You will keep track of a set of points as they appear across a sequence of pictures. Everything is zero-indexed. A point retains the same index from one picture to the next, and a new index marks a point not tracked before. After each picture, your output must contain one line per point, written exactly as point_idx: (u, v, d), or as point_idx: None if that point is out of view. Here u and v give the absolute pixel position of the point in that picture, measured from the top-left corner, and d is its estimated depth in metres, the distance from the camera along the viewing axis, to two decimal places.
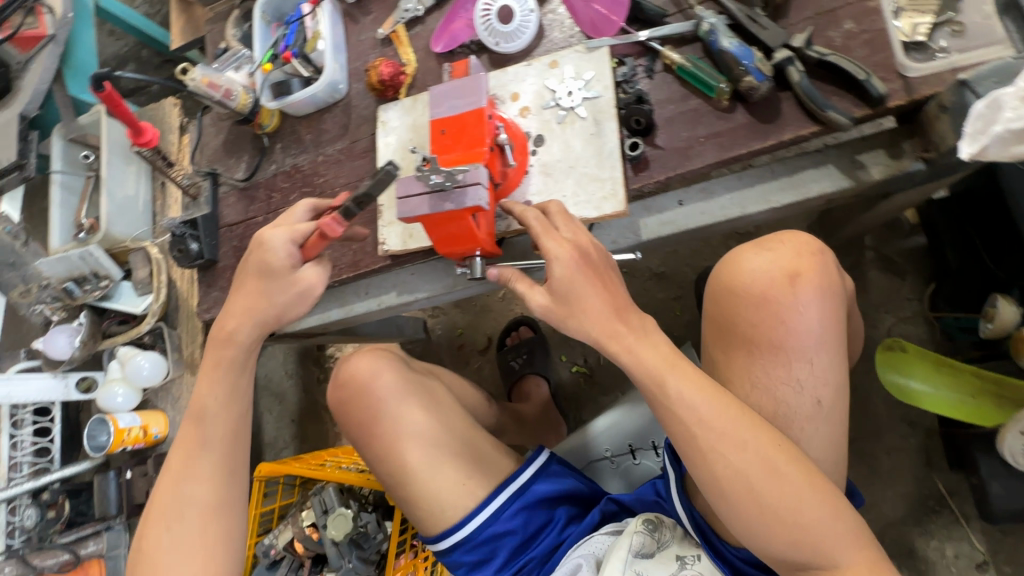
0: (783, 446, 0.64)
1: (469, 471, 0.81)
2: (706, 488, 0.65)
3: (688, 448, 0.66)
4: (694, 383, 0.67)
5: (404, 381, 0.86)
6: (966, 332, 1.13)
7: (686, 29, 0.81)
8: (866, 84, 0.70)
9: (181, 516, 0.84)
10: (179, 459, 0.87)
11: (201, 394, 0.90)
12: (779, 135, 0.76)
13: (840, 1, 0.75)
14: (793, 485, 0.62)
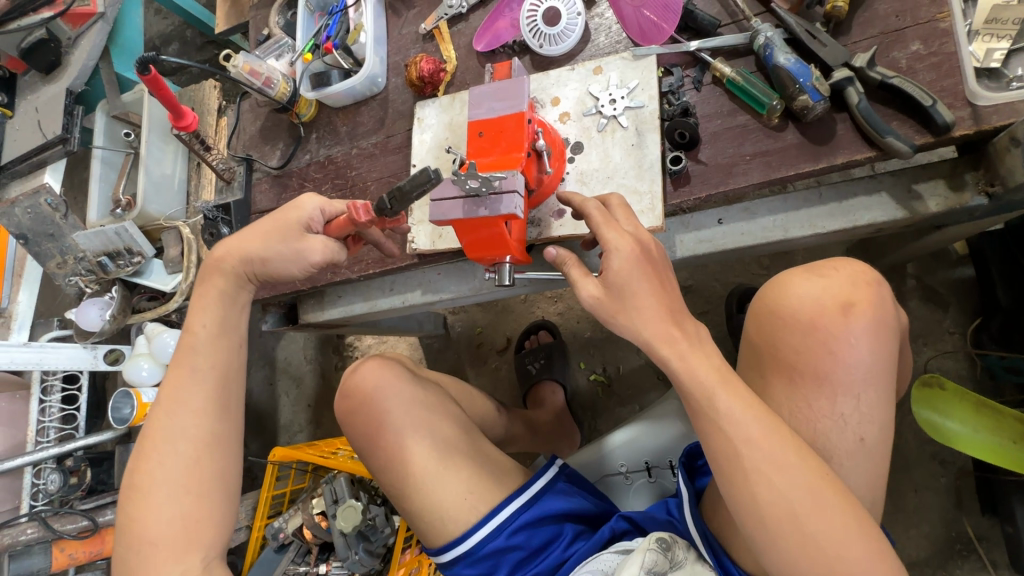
0: (829, 477, 0.60)
1: (473, 484, 0.80)
2: (740, 511, 0.61)
3: (728, 466, 0.61)
4: (742, 399, 0.62)
5: (411, 391, 0.85)
6: (1011, 373, 1.07)
7: (739, 41, 0.78)
8: (931, 110, 0.65)
9: (174, 447, 0.75)
10: (168, 388, 0.78)
11: (193, 321, 0.81)
12: (831, 158, 0.72)
13: (908, 21, 0.71)
14: (836, 520, 0.58)
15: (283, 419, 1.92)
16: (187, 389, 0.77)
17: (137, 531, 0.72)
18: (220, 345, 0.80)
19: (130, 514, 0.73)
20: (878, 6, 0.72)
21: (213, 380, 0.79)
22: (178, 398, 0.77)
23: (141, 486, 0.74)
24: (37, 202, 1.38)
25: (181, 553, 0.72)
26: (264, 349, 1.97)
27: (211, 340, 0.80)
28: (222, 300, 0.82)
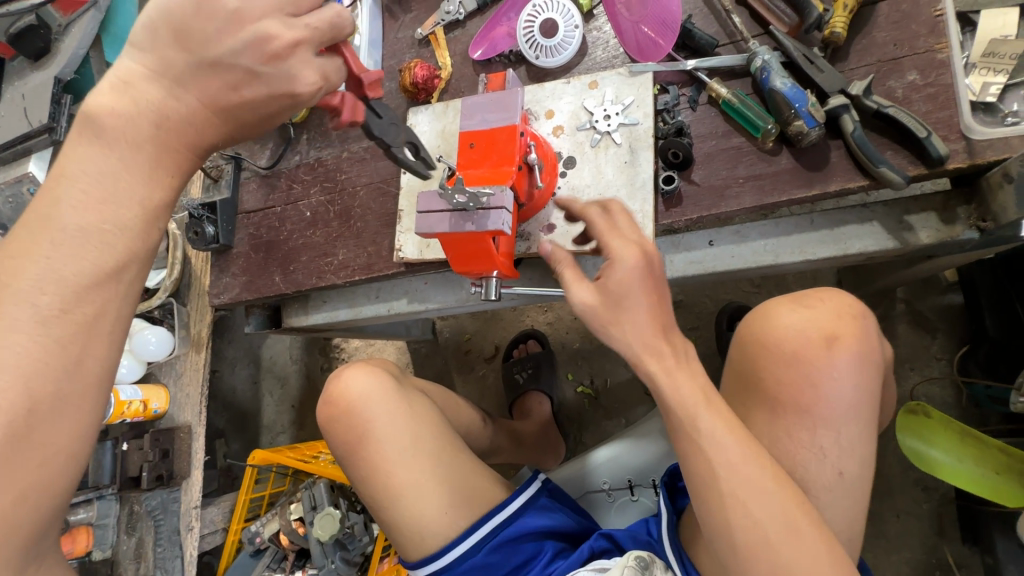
0: (808, 514, 0.58)
1: (454, 499, 0.77)
2: (714, 536, 0.60)
3: (705, 495, 0.60)
4: (718, 430, 0.61)
5: (397, 399, 0.81)
6: (995, 402, 1.08)
7: (737, 63, 0.77)
8: (925, 142, 0.65)
9: (26, 392, 0.51)
10: (16, 293, 0.52)
11: (70, 190, 0.54)
12: (824, 185, 0.72)
13: (906, 50, 0.70)
14: (815, 556, 0.56)
15: (266, 419, 1.90)
16: (58, 313, 0.52)
17: None
18: (110, 252, 0.55)
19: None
20: (877, 34, 0.72)
21: (107, 304, 0.55)
22: (27, 318, 0.51)
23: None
24: (20, 189, 1.39)
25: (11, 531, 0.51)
26: (249, 348, 1.95)
27: (101, 249, 0.54)
28: (140, 181, 0.56)
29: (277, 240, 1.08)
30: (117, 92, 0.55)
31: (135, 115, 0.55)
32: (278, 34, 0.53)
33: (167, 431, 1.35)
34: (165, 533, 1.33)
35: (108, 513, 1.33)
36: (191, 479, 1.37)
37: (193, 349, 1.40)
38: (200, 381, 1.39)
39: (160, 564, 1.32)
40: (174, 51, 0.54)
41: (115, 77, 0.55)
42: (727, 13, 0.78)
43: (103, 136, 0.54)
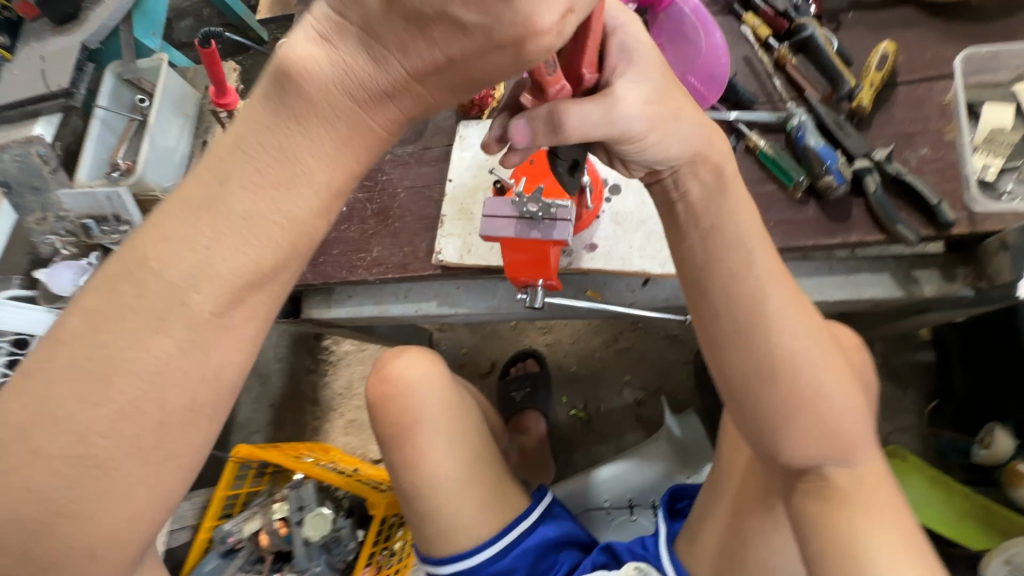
0: (825, 352, 0.65)
1: (489, 501, 0.79)
2: (736, 376, 0.65)
3: (749, 326, 0.63)
4: (753, 270, 0.63)
5: (448, 399, 0.84)
6: (959, 454, 1.18)
7: (773, 119, 0.86)
8: (937, 208, 0.75)
9: (161, 403, 0.41)
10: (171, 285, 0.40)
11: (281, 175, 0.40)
12: (846, 235, 0.80)
13: (919, 128, 0.81)
14: (828, 388, 0.64)
15: (240, 418, 1.80)
16: (207, 317, 0.41)
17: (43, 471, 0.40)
18: (273, 249, 0.41)
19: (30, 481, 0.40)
20: (895, 112, 0.83)
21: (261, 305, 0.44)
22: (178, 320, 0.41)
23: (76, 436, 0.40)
24: (28, 150, 1.31)
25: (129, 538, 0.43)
26: None
27: (266, 246, 0.41)
28: (323, 163, 0.41)
29: None
30: (319, 46, 0.39)
31: (336, 85, 0.39)
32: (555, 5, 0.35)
33: None
34: None
35: None
36: None
37: None
38: None
39: None
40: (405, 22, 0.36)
41: (312, 23, 0.39)
42: (767, 76, 0.89)
43: (293, 107, 0.40)
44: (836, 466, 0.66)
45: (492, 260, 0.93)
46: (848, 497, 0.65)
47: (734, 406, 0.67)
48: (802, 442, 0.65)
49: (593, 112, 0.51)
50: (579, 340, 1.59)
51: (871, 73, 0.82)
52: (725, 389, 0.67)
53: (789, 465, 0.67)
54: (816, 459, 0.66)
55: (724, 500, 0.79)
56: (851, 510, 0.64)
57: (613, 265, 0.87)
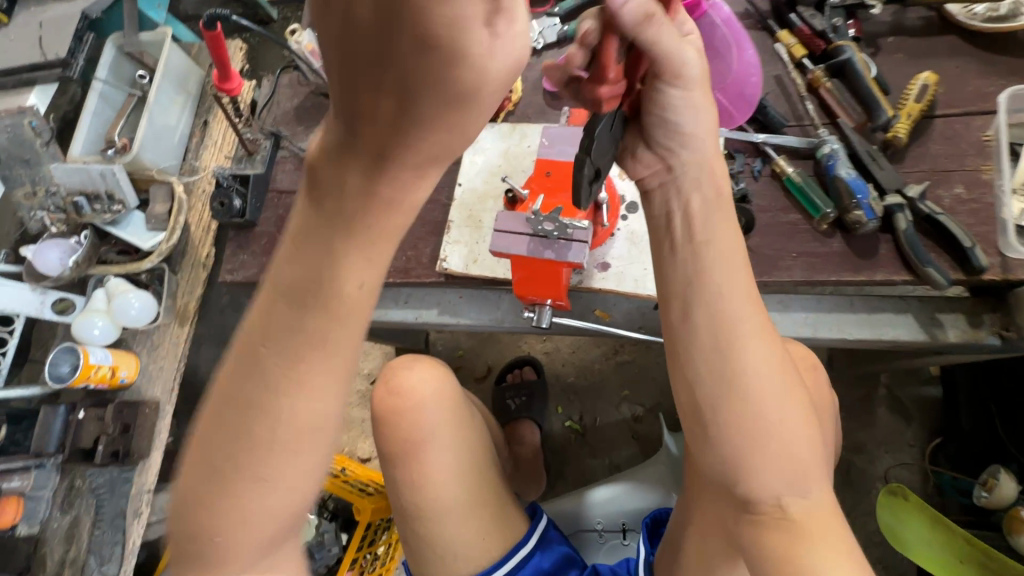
0: (791, 382, 0.61)
1: (491, 526, 0.77)
2: (700, 395, 0.61)
3: (712, 342, 0.61)
4: (723, 287, 0.61)
5: (452, 416, 0.80)
6: (961, 494, 1.16)
7: (803, 145, 0.82)
8: (970, 252, 0.72)
9: (276, 453, 0.44)
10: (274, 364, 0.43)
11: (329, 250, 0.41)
12: (871, 273, 0.77)
13: (955, 165, 0.78)
14: (791, 418, 0.60)
15: None
16: (303, 379, 0.43)
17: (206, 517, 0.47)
18: (343, 325, 0.43)
19: (186, 508, 0.46)
20: (931, 147, 0.79)
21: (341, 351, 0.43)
22: (292, 385, 0.43)
23: (201, 466, 0.45)
24: (20, 121, 1.26)
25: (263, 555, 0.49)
26: (222, 327, 1.79)
27: (336, 321, 0.42)
28: (352, 255, 0.42)
29: None
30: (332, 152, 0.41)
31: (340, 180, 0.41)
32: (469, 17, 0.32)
33: (132, 404, 1.23)
34: (107, 516, 1.20)
35: (44, 485, 1.20)
36: (149, 460, 1.24)
37: (176, 322, 1.29)
38: (179, 357, 1.29)
39: (95, 548, 1.18)
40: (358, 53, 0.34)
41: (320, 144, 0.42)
42: (800, 98, 0.85)
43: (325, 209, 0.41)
44: (793, 500, 0.59)
45: (498, 273, 0.89)
46: (810, 534, 0.58)
47: (696, 430, 0.63)
48: (762, 472, 0.59)
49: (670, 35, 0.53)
50: (579, 350, 1.56)
51: (909, 104, 0.79)
52: (687, 410, 0.63)
53: (747, 499, 0.61)
54: (776, 493, 0.59)
55: (691, 540, 0.73)
56: (805, 547, 0.57)
57: (625, 287, 0.83)
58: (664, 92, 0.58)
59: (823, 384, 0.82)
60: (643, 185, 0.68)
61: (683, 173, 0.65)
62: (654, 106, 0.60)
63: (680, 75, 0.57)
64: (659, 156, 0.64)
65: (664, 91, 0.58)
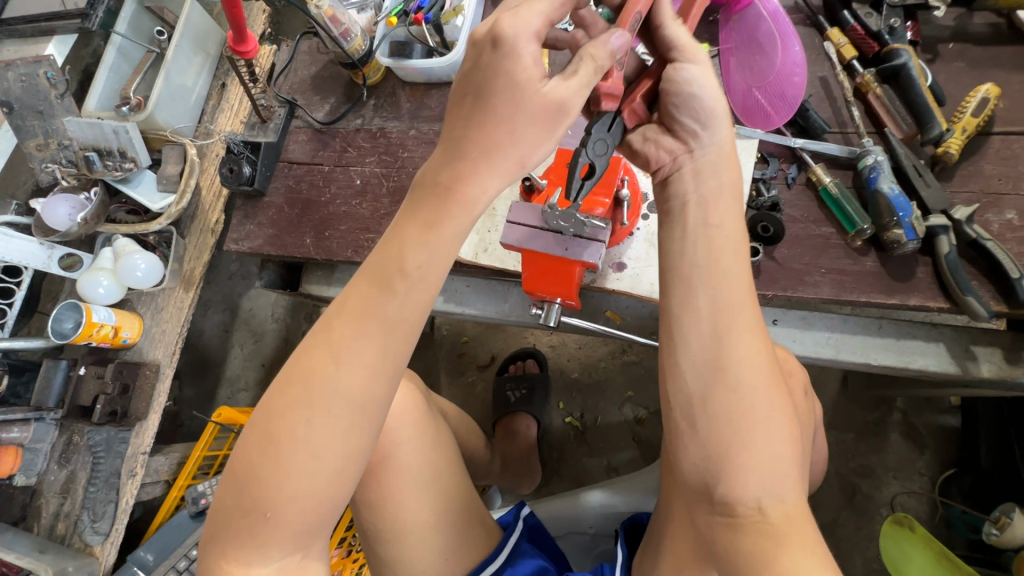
0: (780, 381, 0.58)
1: (455, 549, 0.79)
2: (693, 385, 0.58)
3: (706, 329, 0.58)
4: (728, 274, 0.59)
5: (423, 434, 0.80)
6: (969, 529, 1.12)
7: (843, 154, 0.77)
8: (1016, 283, 0.67)
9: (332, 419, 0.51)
10: (347, 339, 0.51)
11: (405, 240, 0.52)
12: (905, 297, 0.72)
13: (1009, 188, 0.73)
14: (773, 418, 0.56)
15: (229, 372, 1.74)
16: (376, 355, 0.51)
17: (254, 490, 0.52)
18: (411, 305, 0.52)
19: (239, 479, 0.52)
20: (984, 165, 0.74)
21: (399, 334, 0.52)
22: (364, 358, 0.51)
23: (265, 433, 0.52)
24: (36, 71, 1.23)
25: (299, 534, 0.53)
26: (229, 293, 1.78)
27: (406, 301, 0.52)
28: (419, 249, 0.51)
29: (316, 201, 1.02)
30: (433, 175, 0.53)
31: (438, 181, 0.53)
32: (533, 57, 0.50)
33: (133, 365, 1.21)
34: (103, 474, 1.19)
35: (43, 438, 1.19)
36: (147, 421, 1.23)
37: (181, 286, 1.27)
38: (182, 322, 1.26)
39: (90, 505, 1.19)
40: (462, 90, 0.52)
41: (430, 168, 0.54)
42: (845, 103, 0.79)
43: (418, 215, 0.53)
44: (772, 503, 0.55)
45: (508, 264, 0.85)
46: (790, 539, 0.52)
47: (680, 422, 0.59)
48: (745, 469, 0.55)
49: (679, 30, 0.58)
50: (585, 347, 1.52)
51: (965, 118, 0.73)
52: (673, 400, 0.59)
53: (724, 499, 0.56)
54: (755, 494, 0.55)
55: (669, 551, 0.67)
56: (783, 553, 0.52)
57: (639, 290, 0.79)
58: (676, 68, 0.57)
59: (811, 408, 0.72)
60: (663, 172, 0.63)
61: (702, 157, 0.61)
62: (672, 87, 0.58)
63: (689, 54, 0.58)
64: (680, 139, 0.61)
65: (675, 67, 0.57)
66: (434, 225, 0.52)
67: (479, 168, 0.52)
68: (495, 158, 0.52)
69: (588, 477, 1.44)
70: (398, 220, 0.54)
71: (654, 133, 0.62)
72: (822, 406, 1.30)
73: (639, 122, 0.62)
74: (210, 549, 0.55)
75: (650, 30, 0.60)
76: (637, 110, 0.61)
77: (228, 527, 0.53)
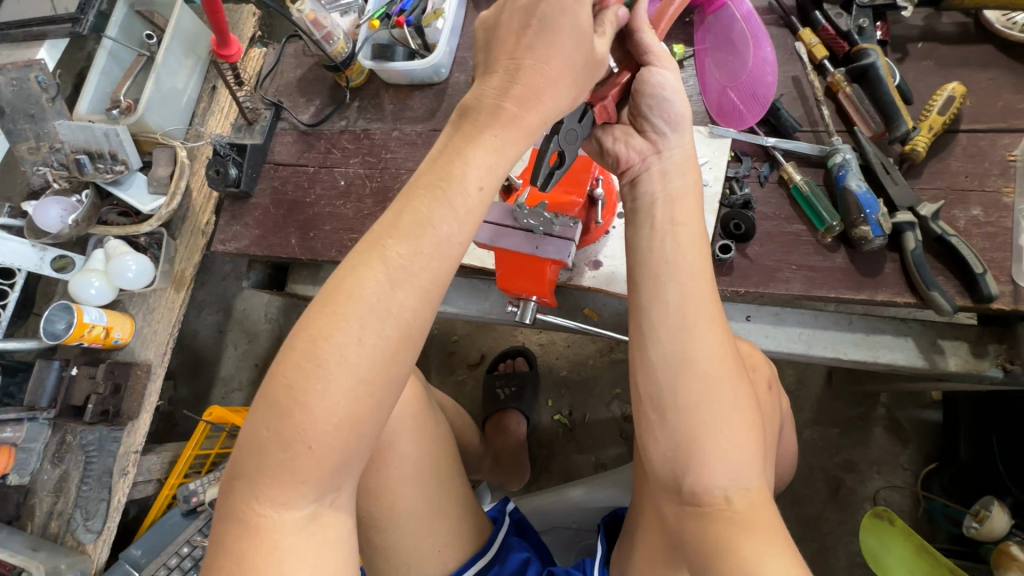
0: (741, 371, 0.60)
1: (449, 538, 0.80)
2: (662, 377, 0.59)
3: (675, 321, 0.59)
4: (690, 268, 0.61)
5: (419, 421, 0.81)
6: (950, 522, 1.14)
7: (814, 152, 0.78)
8: (979, 278, 0.69)
9: (377, 335, 0.47)
10: (393, 259, 0.48)
11: (466, 158, 0.50)
12: (873, 292, 0.73)
13: (975, 184, 0.74)
14: (737, 410, 0.57)
15: (223, 372, 1.75)
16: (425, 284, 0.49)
17: (295, 420, 0.47)
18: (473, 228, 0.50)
19: (276, 412, 0.47)
20: (952, 162, 0.75)
21: (452, 257, 0.50)
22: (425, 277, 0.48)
23: (307, 354, 0.47)
24: (27, 76, 1.25)
25: (328, 469, 0.49)
26: (223, 293, 1.80)
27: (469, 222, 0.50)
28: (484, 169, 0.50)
29: (301, 202, 1.03)
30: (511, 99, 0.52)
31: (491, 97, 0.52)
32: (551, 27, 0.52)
33: (124, 365, 1.23)
34: (95, 473, 1.21)
35: (36, 438, 1.20)
36: (138, 421, 1.24)
37: (172, 287, 1.28)
38: (172, 322, 1.27)
39: (82, 503, 1.20)
40: (523, 20, 0.53)
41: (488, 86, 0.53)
42: (816, 102, 0.81)
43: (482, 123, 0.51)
44: (738, 492, 0.55)
45: (487, 263, 0.86)
46: (753, 526, 0.53)
47: (651, 414, 0.59)
48: (711, 457, 0.56)
49: (652, 37, 0.62)
50: (574, 345, 1.53)
51: (931, 116, 0.74)
52: (643, 393, 0.60)
53: (693, 490, 0.57)
54: (722, 484, 0.56)
55: (642, 546, 0.68)
56: (748, 542, 0.52)
57: (615, 288, 0.81)
58: (649, 73, 0.62)
59: (777, 401, 0.74)
60: (633, 170, 0.66)
61: (669, 157, 0.65)
62: (646, 89, 0.62)
63: (659, 57, 0.62)
64: (650, 140, 0.65)
65: (649, 71, 0.62)
66: (497, 148, 0.51)
67: (541, 99, 0.53)
68: (554, 88, 0.53)
69: (577, 474, 1.46)
70: (454, 141, 0.51)
71: (624, 133, 0.66)
72: (807, 401, 1.31)
73: (610, 120, 0.66)
74: (240, 488, 0.50)
75: (625, 33, 0.62)
76: (607, 108, 0.64)
77: (264, 459, 0.48)
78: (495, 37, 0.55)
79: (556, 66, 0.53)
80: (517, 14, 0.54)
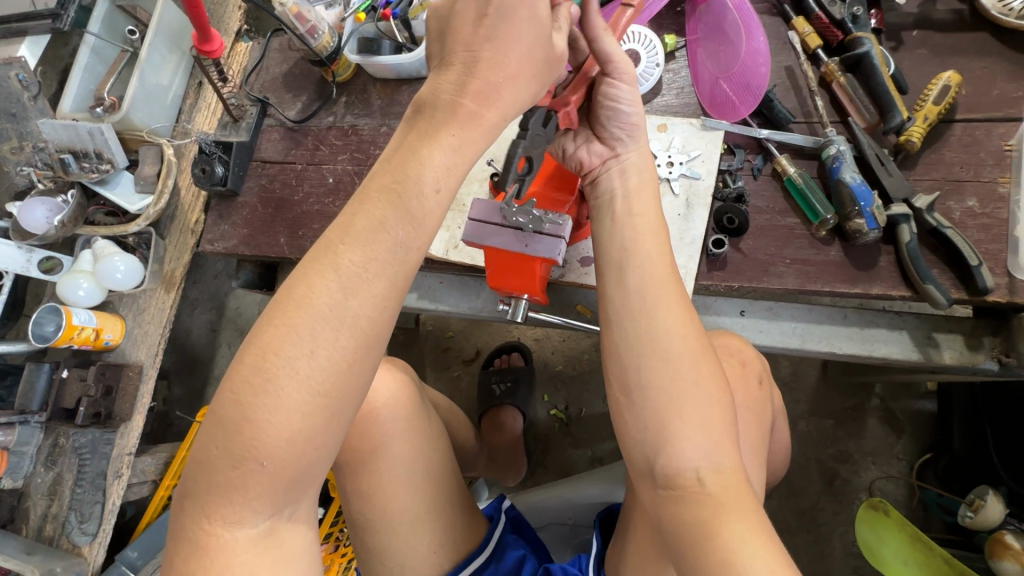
0: (713, 360, 0.59)
1: (443, 538, 0.80)
2: (629, 362, 0.58)
3: (643, 316, 0.59)
4: (651, 255, 0.61)
5: (411, 421, 0.80)
6: (945, 511, 1.14)
7: (807, 144, 0.77)
8: (975, 271, 0.68)
9: (333, 343, 0.47)
10: (347, 265, 0.47)
11: (422, 159, 0.49)
12: (867, 286, 0.73)
13: (970, 175, 0.73)
14: (710, 401, 0.56)
15: (217, 371, 1.74)
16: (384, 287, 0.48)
17: (248, 435, 0.46)
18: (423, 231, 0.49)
19: (227, 429, 0.47)
20: (946, 152, 0.74)
21: (410, 263, 0.50)
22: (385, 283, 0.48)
23: (257, 368, 0.46)
24: (6, 73, 1.21)
25: (285, 476, 0.48)
26: (215, 292, 1.78)
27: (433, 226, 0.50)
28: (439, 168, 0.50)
29: (290, 200, 1.02)
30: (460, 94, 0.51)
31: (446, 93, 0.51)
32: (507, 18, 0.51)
33: (115, 366, 1.21)
34: (88, 476, 1.19)
35: (28, 441, 1.17)
36: (131, 422, 1.23)
37: (162, 287, 1.26)
38: (163, 323, 1.26)
39: (76, 505, 1.19)
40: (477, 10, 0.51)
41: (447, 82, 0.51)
42: (810, 92, 0.79)
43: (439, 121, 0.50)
44: (711, 472, 0.55)
45: (478, 261, 0.85)
46: (727, 508, 0.53)
47: (619, 398, 0.59)
48: (680, 440, 0.56)
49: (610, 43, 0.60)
50: (569, 339, 1.53)
51: (927, 106, 0.73)
52: (613, 378, 0.60)
53: (664, 472, 0.56)
54: (694, 463, 0.55)
55: (633, 544, 0.68)
56: (723, 526, 0.51)
57: None
58: (608, 85, 0.62)
59: (768, 397, 0.74)
60: (594, 174, 0.68)
61: (627, 159, 0.67)
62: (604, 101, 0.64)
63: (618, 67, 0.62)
64: (609, 146, 0.67)
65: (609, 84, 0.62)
66: (455, 149, 0.50)
67: (500, 96, 0.52)
68: (512, 84, 0.52)
69: (573, 469, 1.46)
70: (408, 142, 0.50)
71: (586, 140, 0.67)
72: (802, 393, 1.31)
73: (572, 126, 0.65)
74: (190, 506, 0.49)
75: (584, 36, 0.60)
76: (570, 114, 0.64)
77: (213, 476, 0.48)
78: (450, 27, 0.53)
79: (514, 59, 0.51)
80: (472, 5, 0.52)
